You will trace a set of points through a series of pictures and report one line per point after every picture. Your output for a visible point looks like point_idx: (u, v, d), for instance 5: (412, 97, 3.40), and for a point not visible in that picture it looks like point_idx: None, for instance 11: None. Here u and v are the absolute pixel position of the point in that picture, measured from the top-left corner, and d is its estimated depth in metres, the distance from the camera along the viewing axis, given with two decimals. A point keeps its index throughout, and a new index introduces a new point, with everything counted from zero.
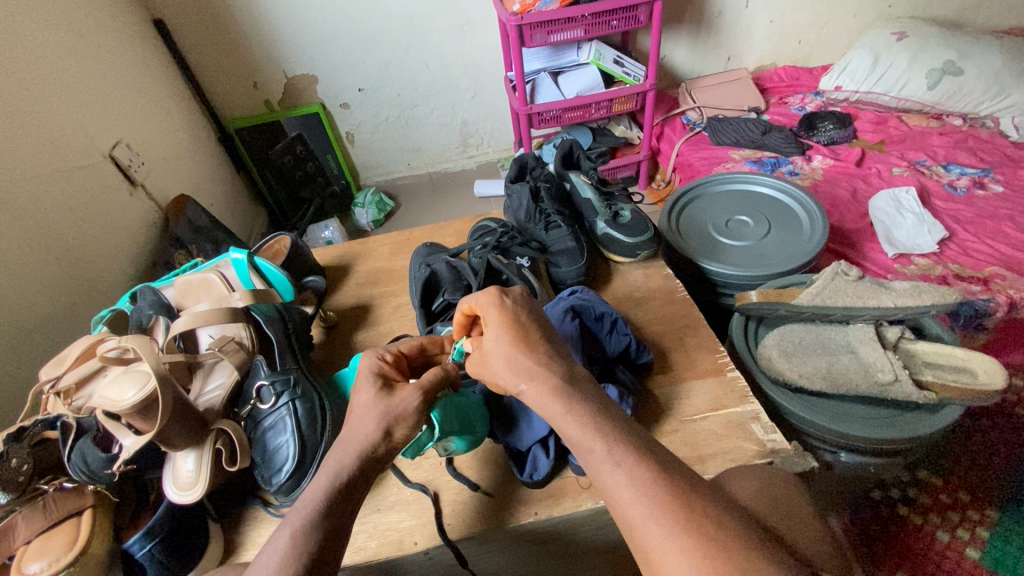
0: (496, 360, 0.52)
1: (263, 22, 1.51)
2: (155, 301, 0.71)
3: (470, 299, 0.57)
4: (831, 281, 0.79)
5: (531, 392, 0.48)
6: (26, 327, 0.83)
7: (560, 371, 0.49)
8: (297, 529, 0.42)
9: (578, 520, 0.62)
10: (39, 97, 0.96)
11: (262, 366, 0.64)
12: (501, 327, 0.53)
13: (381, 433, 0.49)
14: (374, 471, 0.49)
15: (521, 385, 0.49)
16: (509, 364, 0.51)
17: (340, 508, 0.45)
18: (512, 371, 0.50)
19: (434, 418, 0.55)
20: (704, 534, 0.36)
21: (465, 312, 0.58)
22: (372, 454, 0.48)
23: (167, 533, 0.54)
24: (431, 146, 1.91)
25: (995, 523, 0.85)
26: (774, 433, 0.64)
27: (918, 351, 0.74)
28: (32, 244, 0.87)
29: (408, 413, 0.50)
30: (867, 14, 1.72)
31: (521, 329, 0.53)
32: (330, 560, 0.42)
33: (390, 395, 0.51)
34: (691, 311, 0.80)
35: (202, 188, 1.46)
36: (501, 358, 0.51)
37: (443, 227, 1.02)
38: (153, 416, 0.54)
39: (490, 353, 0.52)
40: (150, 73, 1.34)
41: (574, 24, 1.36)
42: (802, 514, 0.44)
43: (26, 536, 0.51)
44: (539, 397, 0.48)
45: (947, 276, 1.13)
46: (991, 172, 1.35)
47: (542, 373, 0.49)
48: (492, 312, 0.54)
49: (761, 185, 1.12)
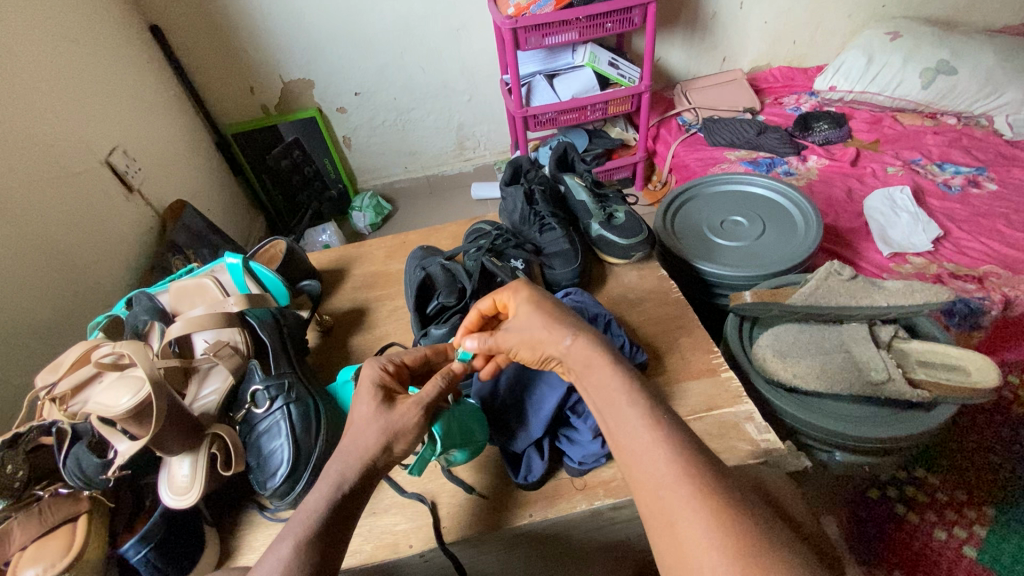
0: (535, 323, 0.54)
1: (259, 27, 1.51)
2: (150, 307, 0.71)
3: (495, 291, 0.60)
4: (824, 280, 0.80)
5: (579, 341, 0.50)
6: (23, 334, 0.83)
7: (589, 340, 0.50)
8: (300, 542, 0.42)
9: (573, 521, 0.62)
10: (34, 104, 0.96)
11: (257, 372, 0.64)
12: (535, 299, 0.56)
13: (380, 436, 0.49)
14: (377, 475, 0.49)
15: (566, 340, 0.51)
16: (552, 326, 0.53)
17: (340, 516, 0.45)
18: (556, 326, 0.52)
19: (434, 432, 0.56)
20: (721, 507, 0.35)
21: (484, 309, 0.61)
22: (373, 459, 0.48)
23: (162, 538, 0.55)
24: (428, 150, 1.91)
25: (991, 521, 0.85)
26: (768, 433, 0.64)
27: (911, 350, 0.74)
28: (29, 251, 0.88)
29: (404, 418, 0.51)
30: (861, 14, 1.72)
31: (553, 300, 0.57)
32: (331, 565, 0.43)
33: (389, 409, 0.51)
34: (685, 312, 0.81)
35: (198, 193, 1.47)
36: (541, 318, 0.54)
37: (438, 230, 1.02)
38: (148, 421, 0.54)
39: (528, 318, 0.55)
40: (147, 80, 1.34)
41: (568, 26, 1.36)
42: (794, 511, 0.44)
43: (22, 542, 0.51)
44: (586, 348, 0.49)
45: (942, 275, 1.14)
46: (986, 170, 1.36)
47: (584, 331, 0.51)
48: (522, 290, 0.58)
49: (755, 184, 1.12)
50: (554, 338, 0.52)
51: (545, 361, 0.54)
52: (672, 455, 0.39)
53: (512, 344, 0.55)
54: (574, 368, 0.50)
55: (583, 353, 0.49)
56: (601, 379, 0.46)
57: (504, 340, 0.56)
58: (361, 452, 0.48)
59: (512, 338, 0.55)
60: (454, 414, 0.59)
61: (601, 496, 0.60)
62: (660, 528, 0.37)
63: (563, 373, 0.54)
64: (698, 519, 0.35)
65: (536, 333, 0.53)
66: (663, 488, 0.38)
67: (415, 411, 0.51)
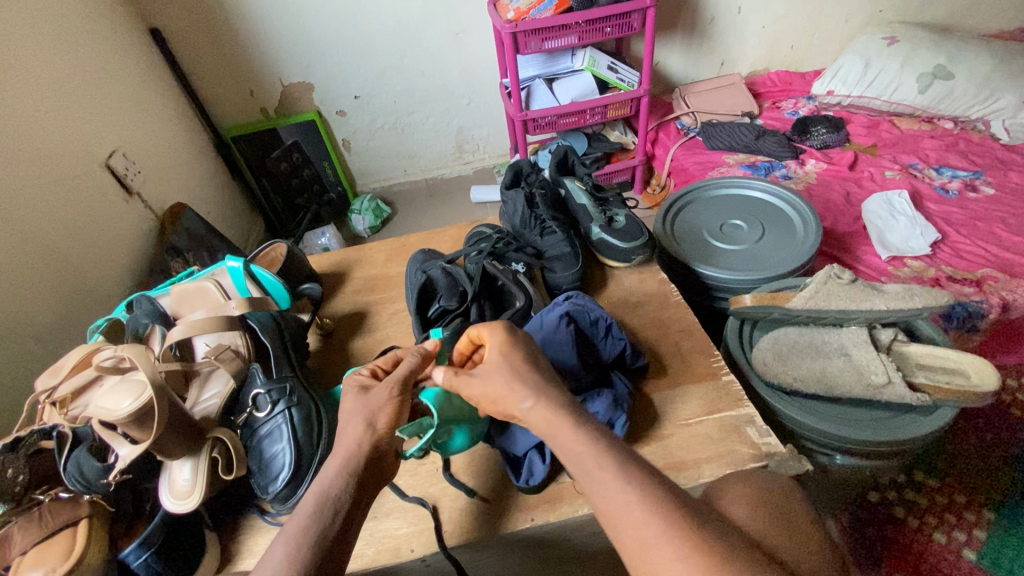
0: (499, 377, 0.51)
1: (260, 30, 1.52)
2: (151, 310, 0.71)
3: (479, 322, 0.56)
4: (824, 284, 0.78)
5: (540, 407, 0.48)
6: (22, 336, 0.83)
7: (551, 405, 0.48)
8: (302, 546, 0.42)
9: (576, 525, 0.62)
10: (34, 107, 0.96)
11: (259, 375, 0.64)
12: (506, 348, 0.53)
13: (368, 426, 0.49)
14: (378, 474, 0.49)
15: (525, 402, 0.49)
16: (515, 382, 0.50)
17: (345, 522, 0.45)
18: (520, 385, 0.49)
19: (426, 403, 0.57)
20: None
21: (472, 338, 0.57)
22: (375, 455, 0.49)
23: (162, 544, 0.54)
24: (427, 153, 1.91)
25: (991, 523, 0.85)
26: (769, 436, 0.64)
27: (911, 353, 0.75)
28: (29, 254, 0.87)
29: (379, 397, 0.51)
30: (858, 19, 1.74)
31: (524, 354, 0.53)
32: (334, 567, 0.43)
33: (366, 395, 0.52)
34: (686, 316, 0.81)
35: (198, 196, 1.47)
36: (506, 373, 0.51)
37: (439, 233, 1.02)
38: (149, 425, 0.54)
39: (493, 371, 0.52)
40: (147, 83, 1.34)
41: (568, 31, 1.37)
42: (799, 524, 0.44)
43: (22, 546, 0.51)
44: (546, 415, 0.47)
45: (940, 278, 1.14)
46: (983, 175, 1.37)
47: (547, 394, 0.49)
48: (497, 334, 0.54)
49: (753, 188, 1.13)
50: (514, 400, 0.49)
51: (504, 414, 0.52)
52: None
53: (474, 396, 0.52)
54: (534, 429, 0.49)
55: (547, 421, 0.47)
56: (567, 440, 0.45)
57: (461, 383, 0.53)
58: (360, 453, 0.48)
59: (474, 389, 0.52)
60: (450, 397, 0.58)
61: None
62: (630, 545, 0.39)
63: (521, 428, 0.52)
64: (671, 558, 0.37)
65: (495, 387, 0.50)
66: (638, 526, 0.39)
67: (391, 393, 0.52)
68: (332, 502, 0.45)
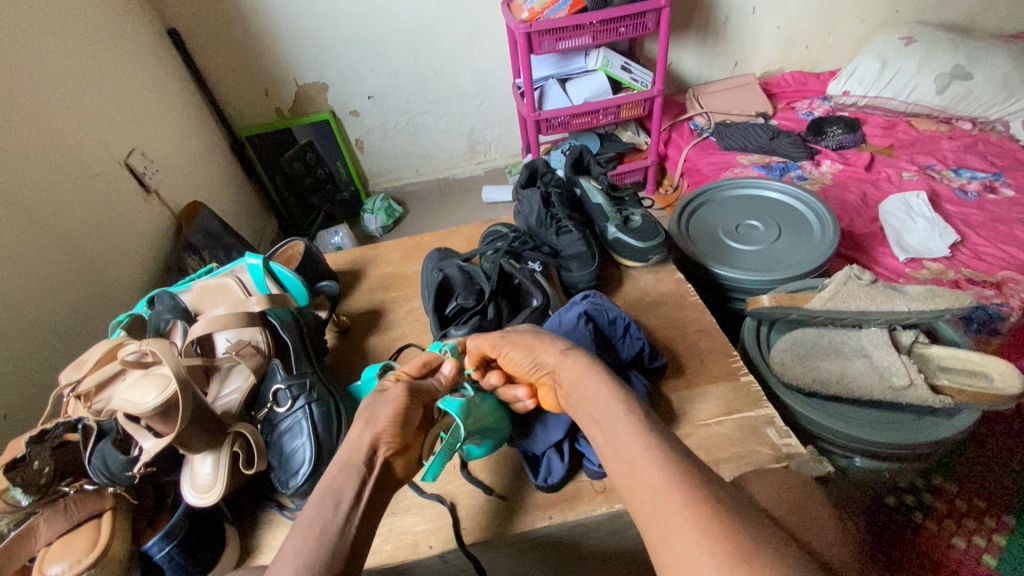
0: (528, 333, 0.59)
1: (275, 30, 1.53)
2: (173, 305, 0.72)
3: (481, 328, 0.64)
4: (844, 285, 0.77)
5: (576, 349, 0.54)
6: (43, 331, 0.84)
7: (584, 352, 0.54)
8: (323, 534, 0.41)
9: (593, 525, 0.61)
10: (55, 105, 0.97)
11: (279, 370, 0.64)
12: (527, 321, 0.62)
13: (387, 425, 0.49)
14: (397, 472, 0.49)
15: (561, 349, 0.55)
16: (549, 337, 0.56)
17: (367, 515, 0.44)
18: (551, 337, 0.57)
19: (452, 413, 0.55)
20: (720, 509, 0.35)
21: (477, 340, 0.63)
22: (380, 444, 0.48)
23: (185, 536, 0.55)
24: (440, 153, 1.92)
25: (1013, 529, 0.84)
26: (790, 437, 0.64)
27: (933, 355, 0.74)
28: (50, 250, 0.89)
29: (391, 394, 0.52)
30: (874, 19, 1.72)
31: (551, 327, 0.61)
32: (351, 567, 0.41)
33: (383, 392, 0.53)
34: (703, 316, 0.80)
35: (213, 195, 1.48)
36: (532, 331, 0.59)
37: (454, 233, 1.03)
38: (173, 419, 0.55)
39: (523, 329, 0.60)
40: (165, 83, 1.36)
41: (581, 31, 1.37)
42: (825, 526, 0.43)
43: (48, 538, 0.52)
44: (581, 356, 0.53)
45: (960, 280, 1.13)
46: (1002, 176, 1.35)
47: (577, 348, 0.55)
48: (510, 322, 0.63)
49: (769, 189, 1.12)
50: (550, 352, 0.55)
51: (534, 369, 0.57)
52: (680, 464, 0.39)
53: (509, 346, 0.58)
54: (567, 371, 0.52)
55: (580, 367, 0.51)
56: (593, 390, 0.49)
57: (492, 343, 0.59)
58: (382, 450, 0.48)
59: (509, 340, 0.58)
60: (473, 405, 0.58)
61: (621, 499, 0.60)
62: (647, 527, 0.37)
63: (548, 380, 0.56)
64: (687, 527, 0.34)
65: (532, 338, 0.57)
66: (659, 494, 0.37)
67: (401, 393, 0.52)
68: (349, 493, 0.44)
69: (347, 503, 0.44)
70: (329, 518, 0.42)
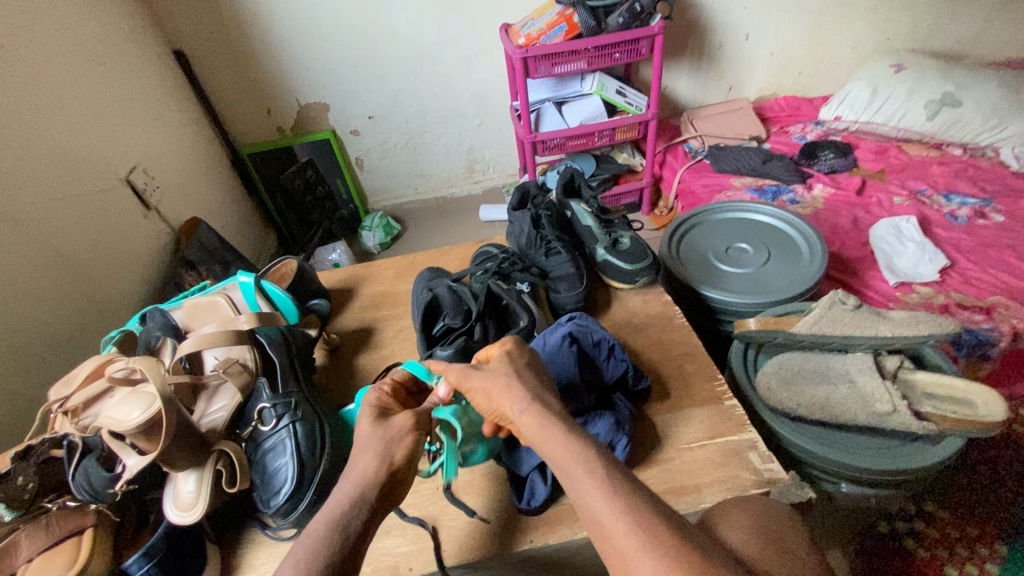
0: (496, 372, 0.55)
1: (279, 53, 1.57)
2: (163, 323, 0.73)
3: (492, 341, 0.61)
4: (828, 310, 0.77)
5: (532, 410, 0.50)
6: (39, 346, 0.85)
7: (542, 411, 0.50)
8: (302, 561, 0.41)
9: (575, 548, 0.61)
10: (61, 127, 1.00)
11: (265, 390, 0.65)
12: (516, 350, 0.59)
13: (381, 458, 0.49)
14: (389, 499, 0.48)
15: (519, 405, 0.51)
16: (511, 382, 0.53)
17: (360, 543, 0.44)
18: (517, 386, 0.53)
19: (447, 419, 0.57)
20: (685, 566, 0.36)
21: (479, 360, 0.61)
22: (391, 474, 0.48)
23: (164, 555, 0.55)
24: (438, 172, 1.95)
25: (1005, 558, 0.84)
26: (772, 463, 0.64)
27: (919, 381, 0.74)
28: (48, 266, 0.90)
29: (398, 426, 0.52)
30: (865, 46, 1.76)
31: (524, 364, 0.57)
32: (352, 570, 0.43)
33: (385, 423, 0.53)
34: (690, 339, 0.81)
35: (213, 211, 1.50)
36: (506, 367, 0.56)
37: (447, 252, 1.04)
38: (156, 437, 0.55)
39: (497, 367, 0.56)
40: (169, 102, 1.40)
41: (577, 56, 1.40)
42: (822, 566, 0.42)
43: (28, 554, 0.52)
44: (537, 419, 0.49)
45: (949, 305, 1.13)
46: (992, 202, 1.36)
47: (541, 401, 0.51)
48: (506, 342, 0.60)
49: (759, 212, 1.14)
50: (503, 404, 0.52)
51: (498, 416, 0.54)
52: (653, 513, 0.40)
53: (473, 387, 0.55)
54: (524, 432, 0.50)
55: (534, 423, 0.49)
56: (556, 449, 0.47)
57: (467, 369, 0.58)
58: (381, 476, 0.48)
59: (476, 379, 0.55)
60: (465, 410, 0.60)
61: None
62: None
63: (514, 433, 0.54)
64: None
65: (494, 383, 0.53)
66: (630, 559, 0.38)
67: (410, 424, 0.53)
68: (343, 526, 0.44)
69: (354, 535, 0.44)
70: (328, 551, 0.42)
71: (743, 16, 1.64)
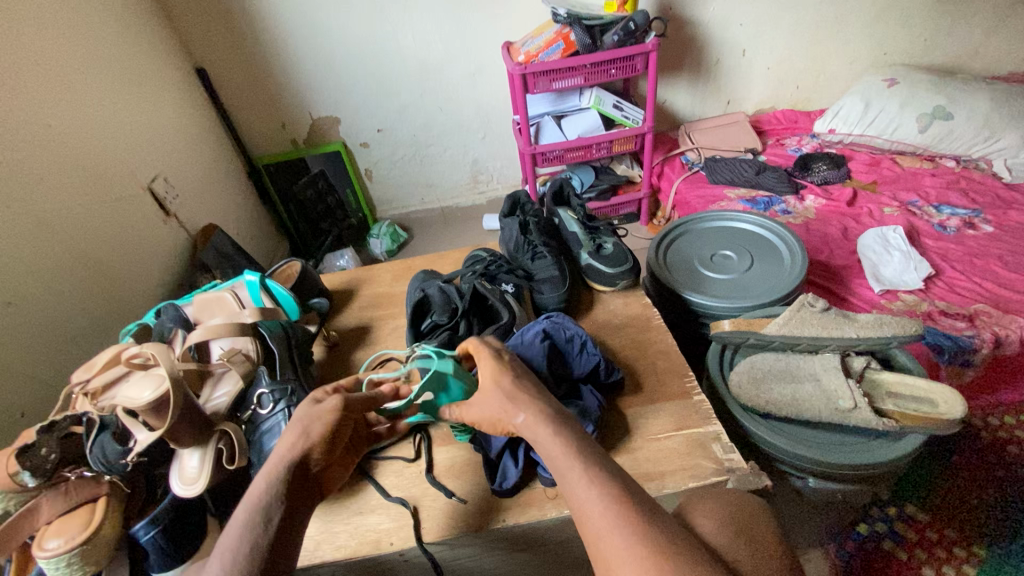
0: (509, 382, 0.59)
1: (294, 70, 1.67)
2: (176, 316, 0.80)
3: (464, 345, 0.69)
4: (797, 312, 0.80)
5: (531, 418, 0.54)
6: (64, 337, 0.93)
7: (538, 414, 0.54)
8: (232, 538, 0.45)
9: (544, 529, 0.66)
10: (90, 139, 1.09)
11: (264, 377, 0.71)
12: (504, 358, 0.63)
13: (302, 433, 0.54)
14: (306, 490, 0.53)
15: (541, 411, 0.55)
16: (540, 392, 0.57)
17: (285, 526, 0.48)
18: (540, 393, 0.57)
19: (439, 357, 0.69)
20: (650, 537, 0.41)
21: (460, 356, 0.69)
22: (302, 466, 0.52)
23: (168, 522, 0.60)
24: (444, 183, 2.02)
25: (982, 560, 0.85)
26: (733, 453, 0.68)
27: (884, 380, 0.78)
28: (75, 266, 0.98)
29: (323, 406, 0.57)
30: (861, 61, 1.80)
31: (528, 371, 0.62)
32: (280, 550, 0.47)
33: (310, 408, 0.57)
34: (666, 339, 0.85)
35: (228, 218, 1.58)
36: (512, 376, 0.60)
37: (442, 256, 1.10)
38: (165, 413, 0.61)
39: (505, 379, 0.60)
40: (190, 116, 1.49)
41: (574, 72, 1.46)
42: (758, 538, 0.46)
43: (49, 516, 0.59)
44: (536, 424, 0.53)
45: (933, 312, 1.15)
46: (982, 213, 1.38)
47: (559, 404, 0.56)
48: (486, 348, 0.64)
49: (745, 220, 1.18)
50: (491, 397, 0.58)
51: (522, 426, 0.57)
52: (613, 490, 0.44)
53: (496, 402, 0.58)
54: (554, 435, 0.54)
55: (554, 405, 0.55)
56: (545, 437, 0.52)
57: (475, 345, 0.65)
58: (296, 456, 0.52)
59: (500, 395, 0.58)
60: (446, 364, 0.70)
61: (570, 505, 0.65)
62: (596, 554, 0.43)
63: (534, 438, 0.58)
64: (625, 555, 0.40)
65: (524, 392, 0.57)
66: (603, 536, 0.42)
67: (334, 407, 0.57)
68: (263, 508, 0.47)
69: (276, 518, 0.48)
70: (255, 531, 0.46)
71: (738, 33, 1.70)
